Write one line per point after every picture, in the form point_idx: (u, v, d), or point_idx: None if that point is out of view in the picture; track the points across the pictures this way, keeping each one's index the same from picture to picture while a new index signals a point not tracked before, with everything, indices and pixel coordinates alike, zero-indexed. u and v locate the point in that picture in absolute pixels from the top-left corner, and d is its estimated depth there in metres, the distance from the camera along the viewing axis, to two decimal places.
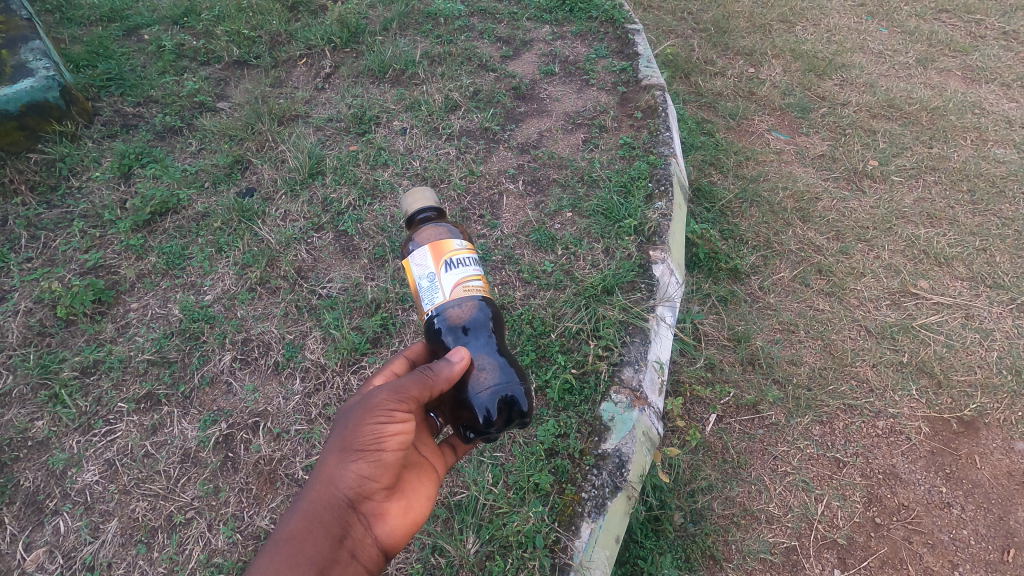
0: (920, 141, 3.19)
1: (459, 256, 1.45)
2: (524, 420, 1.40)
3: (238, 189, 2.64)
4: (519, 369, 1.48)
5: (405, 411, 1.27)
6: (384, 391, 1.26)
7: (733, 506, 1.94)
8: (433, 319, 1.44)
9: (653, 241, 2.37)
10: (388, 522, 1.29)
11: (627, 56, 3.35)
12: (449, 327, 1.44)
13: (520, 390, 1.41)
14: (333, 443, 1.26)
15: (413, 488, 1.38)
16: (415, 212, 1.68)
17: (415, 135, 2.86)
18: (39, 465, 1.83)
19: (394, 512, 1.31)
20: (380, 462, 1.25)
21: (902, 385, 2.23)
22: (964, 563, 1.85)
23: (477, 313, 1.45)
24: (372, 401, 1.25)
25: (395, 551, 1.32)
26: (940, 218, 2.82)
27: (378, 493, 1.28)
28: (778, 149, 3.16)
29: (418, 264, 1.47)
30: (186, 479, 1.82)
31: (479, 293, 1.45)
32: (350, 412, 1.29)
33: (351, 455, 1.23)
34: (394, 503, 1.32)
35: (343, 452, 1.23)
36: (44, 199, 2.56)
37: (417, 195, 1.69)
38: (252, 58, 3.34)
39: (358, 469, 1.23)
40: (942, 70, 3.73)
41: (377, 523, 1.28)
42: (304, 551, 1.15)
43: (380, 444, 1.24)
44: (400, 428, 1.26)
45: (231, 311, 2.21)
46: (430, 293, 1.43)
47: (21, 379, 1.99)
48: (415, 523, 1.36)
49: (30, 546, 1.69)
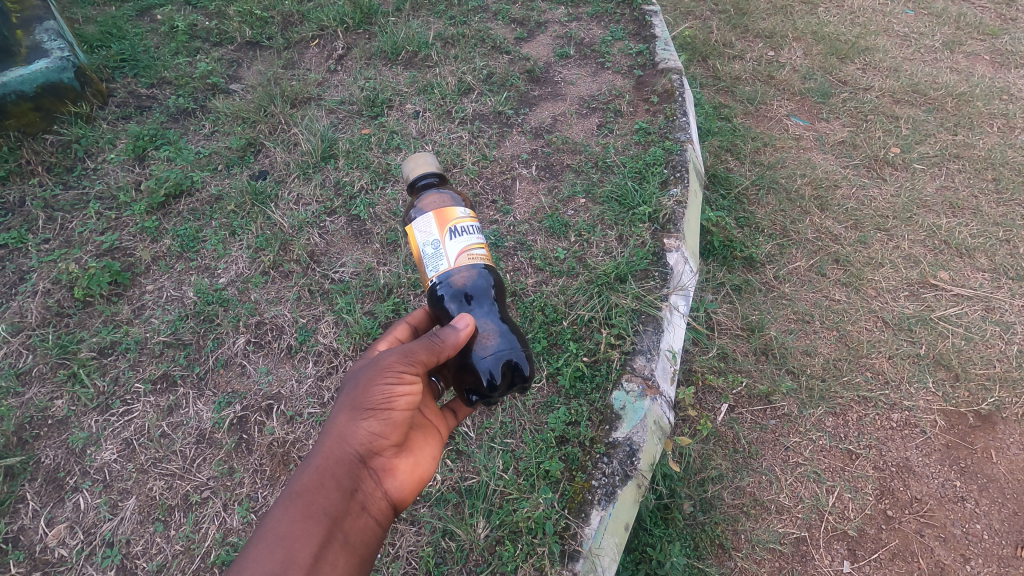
0: (944, 128, 3.11)
1: (464, 225, 1.48)
2: (525, 383, 1.47)
3: (251, 172, 2.64)
4: (519, 336, 1.54)
5: (414, 373, 1.28)
6: (394, 354, 1.28)
7: (743, 496, 1.94)
8: (439, 286, 1.47)
9: (668, 229, 2.34)
10: (396, 478, 1.31)
11: (643, 38, 3.28)
12: (452, 294, 1.48)
13: (521, 355, 1.47)
14: (343, 402, 1.27)
15: (419, 447, 1.40)
16: (417, 177, 1.69)
17: (427, 119, 2.84)
18: (59, 443, 1.87)
19: (402, 469, 1.32)
20: (390, 420, 1.26)
21: (918, 377, 2.21)
22: (975, 557, 1.84)
23: (479, 280, 1.50)
24: (383, 363, 1.27)
25: (403, 505, 1.34)
26: (962, 208, 2.76)
27: (387, 450, 1.29)
28: (796, 135, 3.10)
29: (422, 232, 1.49)
30: (202, 460, 1.85)
31: (482, 261, 1.49)
32: (360, 372, 1.31)
33: (362, 413, 1.24)
34: (403, 460, 1.33)
35: (353, 410, 1.24)
36: (60, 180, 2.57)
37: (419, 160, 1.70)
38: (264, 39, 3.32)
39: (369, 427, 1.25)
40: (969, 54, 3.62)
41: (387, 478, 1.29)
42: (316, 504, 1.17)
43: (390, 403, 1.26)
44: (409, 389, 1.28)
45: (245, 294, 2.22)
46: (435, 260, 1.46)
47: (40, 359, 2.02)
48: (422, 480, 1.38)
49: (52, 522, 1.73)
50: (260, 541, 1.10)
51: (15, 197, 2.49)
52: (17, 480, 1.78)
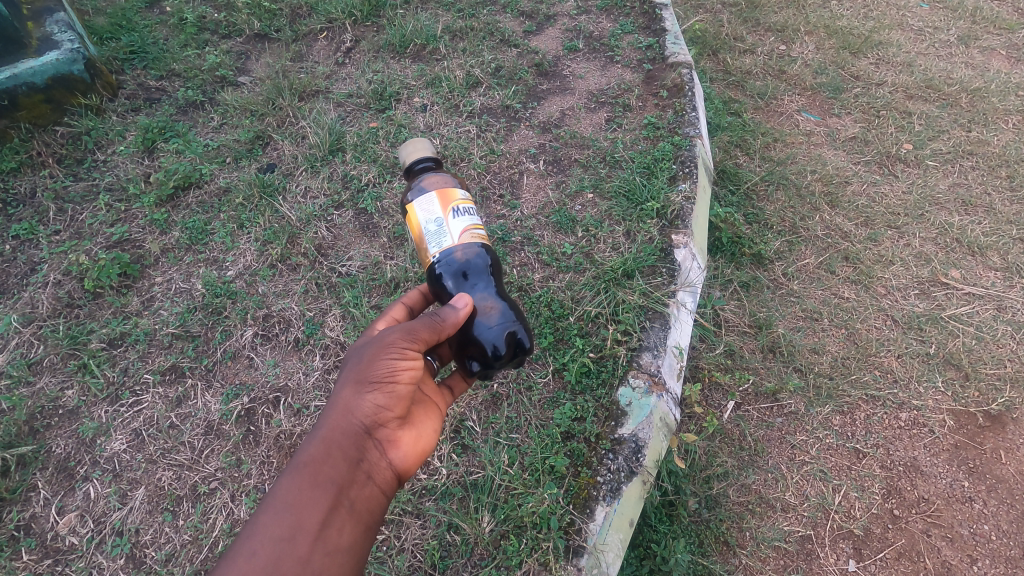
0: (958, 124, 3.07)
1: (465, 205, 1.49)
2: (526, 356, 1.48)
3: (259, 165, 2.65)
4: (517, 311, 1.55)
5: (417, 349, 1.29)
6: (397, 330, 1.28)
7: (749, 493, 1.93)
8: (439, 263, 1.46)
9: (676, 225, 2.33)
10: (399, 449, 1.31)
11: (654, 32, 3.26)
12: (453, 271, 1.47)
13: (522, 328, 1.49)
14: (347, 376, 1.27)
15: (421, 421, 1.40)
16: (413, 162, 1.69)
17: (435, 112, 2.83)
18: (70, 433, 1.88)
19: (406, 441, 1.33)
20: (395, 393, 1.27)
21: (927, 377, 2.19)
22: (983, 558, 1.82)
23: (479, 258, 1.49)
24: (386, 339, 1.27)
25: (407, 476, 1.34)
26: (975, 205, 2.73)
27: (391, 423, 1.30)
28: (807, 131, 3.07)
29: (423, 211, 1.48)
30: (210, 451, 1.87)
31: (483, 241, 1.49)
32: (363, 348, 1.31)
33: (368, 386, 1.24)
34: (406, 433, 1.33)
35: (358, 384, 1.24)
36: (70, 171, 2.59)
37: (417, 146, 1.70)
38: (273, 32, 3.32)
39: (374, 400, 1.25)
40: (985, 49, 3.56)
41: (391, 449, 1.30)
42: (322, 473, 1.18)
43: (394, 377, 1.27)
44: (413, 364, 1.29)
45: (253, 287, 2.24)
46: (437, 237, 1.45)
47: (51, 349, 2.04)
48: (424, 453, 1.38)
49: (63, 510, 1.75)
50: (268, 508, 1.12)
51: (26, 188, 2.50)
52: (29, 469, 1.81)
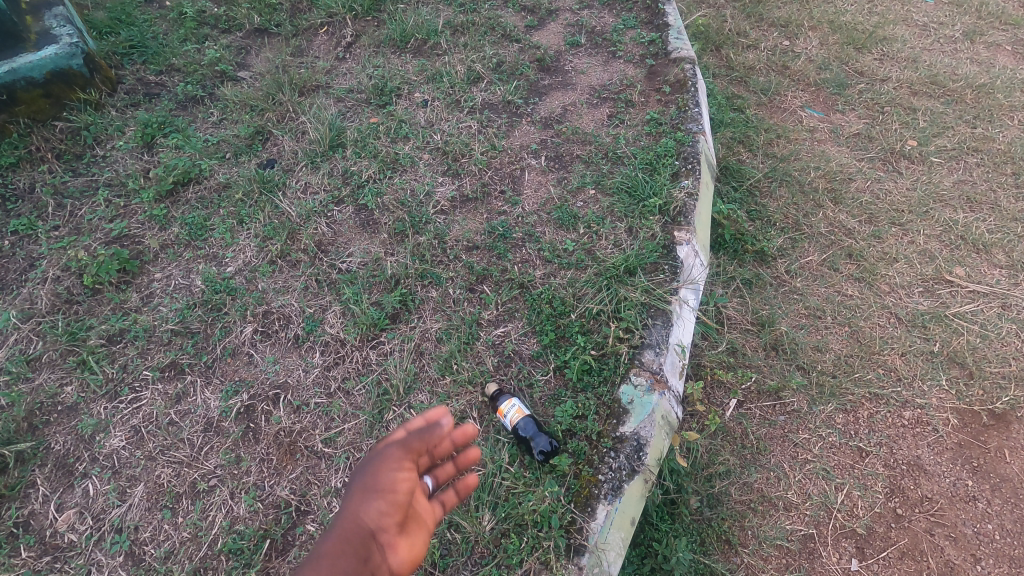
0: (963, 121, 3.04)
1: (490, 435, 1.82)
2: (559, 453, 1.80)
3: (258, 160, 2.63)
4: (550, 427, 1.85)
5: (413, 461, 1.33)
6: (393, 442, 1.34)
7: (751, 492, 1.92)
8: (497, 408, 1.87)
9: (678, 222, 2.32)
10: (402, 557, 1.22)
11: (656, 27, 3.23)
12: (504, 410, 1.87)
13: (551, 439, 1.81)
14: (350, 492, 1.28)
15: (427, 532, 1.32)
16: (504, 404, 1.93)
17: (436, 107, 2.81)
18: (69, 429, 1.87)
19: (410, 549, 1.25)
20: (395, 501, 1.26)
21: (931, 375, 2.17)
22: (986, 557, 1.81)
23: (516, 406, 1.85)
24: (383, 450, 1.32)
25: None
26: (981, 202, 2.70)
27: (393, 530, 1.25)
28: (810, 127, 3.05)
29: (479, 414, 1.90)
30: (209, 448, 1.86)
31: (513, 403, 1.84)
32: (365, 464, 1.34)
33: (370, 495, 1.26)
34: (410, 541, 1.26)
35: (361, 492, 1.26)
36: (69, 166, 2.57)
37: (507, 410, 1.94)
38: (273, 27, 3.30)
39: (376, 508, 1.25)
40: (990, 44, 3.53)
41: (394, 557, 1.22)
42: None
43: (393, 486, 1.28)
44: (411, 475, 1.31)
45: (253, 283, 2.22)
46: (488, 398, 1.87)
47: (50, 346, 2.02)
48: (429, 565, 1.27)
49: (62, 507, 1.74)
50: None
51: (24, 183, 2.48)
52: (28, 465, 1.79)
